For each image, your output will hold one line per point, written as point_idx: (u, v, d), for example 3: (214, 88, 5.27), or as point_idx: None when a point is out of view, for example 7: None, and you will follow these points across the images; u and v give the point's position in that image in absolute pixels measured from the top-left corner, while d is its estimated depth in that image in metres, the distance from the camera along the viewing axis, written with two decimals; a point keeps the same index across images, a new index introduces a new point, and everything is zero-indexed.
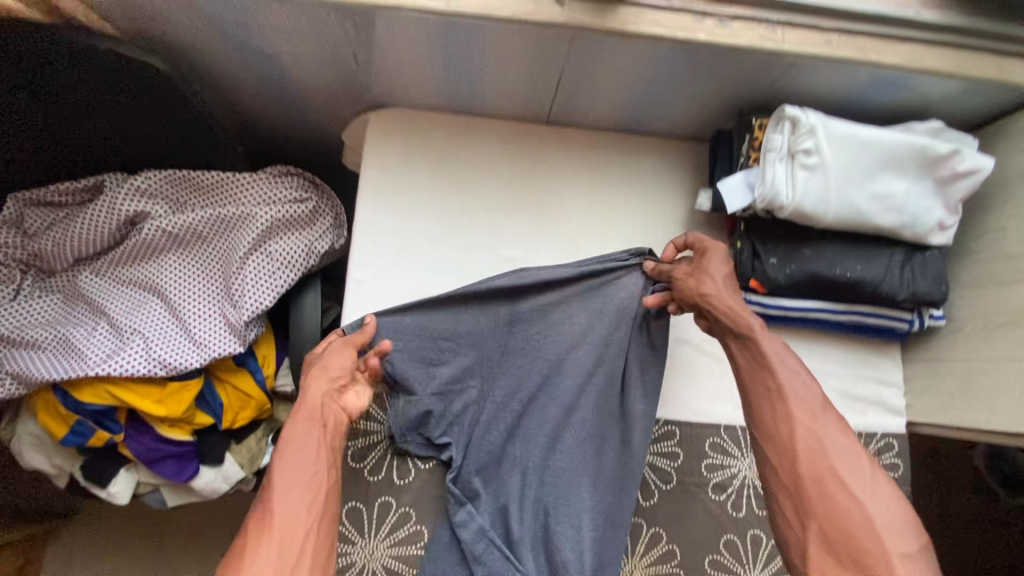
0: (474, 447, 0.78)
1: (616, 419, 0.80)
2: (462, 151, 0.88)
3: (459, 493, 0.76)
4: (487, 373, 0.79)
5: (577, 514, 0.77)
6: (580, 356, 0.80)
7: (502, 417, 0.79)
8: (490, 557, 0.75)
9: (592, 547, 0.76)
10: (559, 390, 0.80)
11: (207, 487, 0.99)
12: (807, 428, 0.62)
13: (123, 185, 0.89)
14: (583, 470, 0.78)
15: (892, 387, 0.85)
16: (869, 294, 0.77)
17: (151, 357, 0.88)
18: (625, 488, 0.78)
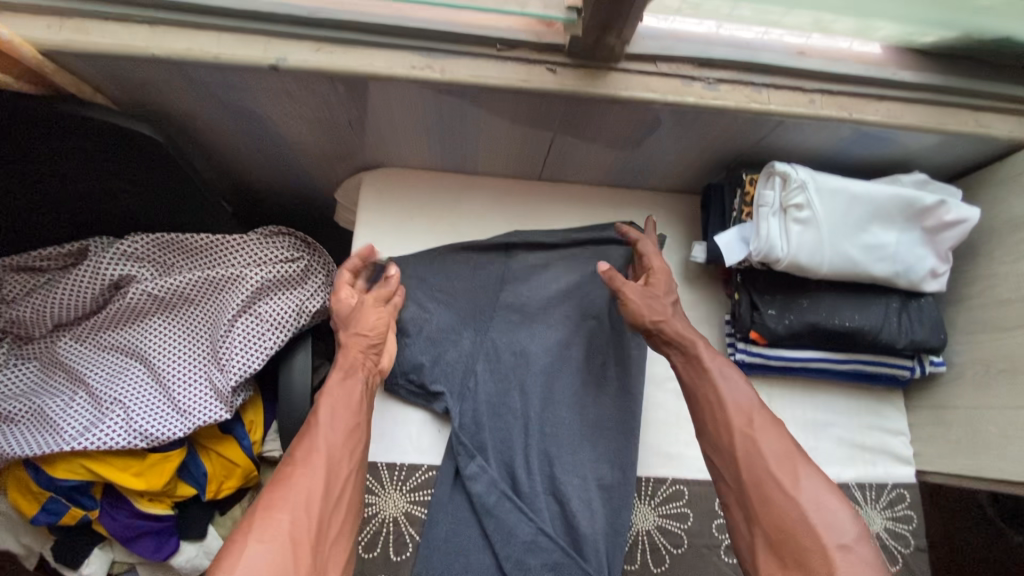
0: (473, 399, 0.77)
1: (620, 481, 0.76)
2: (453, 208, 0.87)
3: (469, 444, 0.75)
4: (479, 323, 0.81)
5: (581, 464, 0.77)
6: (575, 413, 0.79)
7: (499, 368, 0.79)
8: (501, 509, 0.73)
9: (600, 500, 0.75)
10: (556, 360, 0.81)
11: (187, 564, 0.92)
12: (742, 434, 0.63)
13: (109, 248, 0.87)
14: (584, 421, 0.79)
15: (897, 435, 0.84)
16: (869, 344, 0.77)
17: (132, 428, 0.84)
18: (620, 485, 0.76)
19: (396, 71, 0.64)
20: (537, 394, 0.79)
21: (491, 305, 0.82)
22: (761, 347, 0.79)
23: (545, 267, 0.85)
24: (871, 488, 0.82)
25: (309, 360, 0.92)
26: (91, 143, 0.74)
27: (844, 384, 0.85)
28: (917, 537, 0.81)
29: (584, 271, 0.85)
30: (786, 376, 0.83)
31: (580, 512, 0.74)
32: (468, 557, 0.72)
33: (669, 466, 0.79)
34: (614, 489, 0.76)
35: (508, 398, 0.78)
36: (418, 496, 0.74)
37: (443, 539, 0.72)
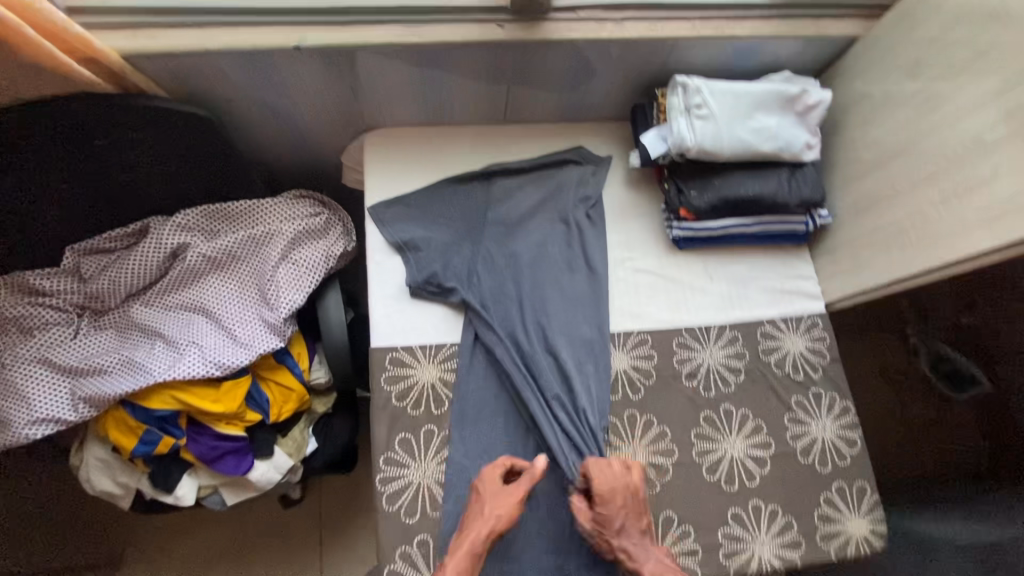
0: (477, 288, 1.00)
1: (597, 336, 1.01)
2: (439, 152, 1.09)
3: (478, 320, 0.98)
4: (473, 235, 1.03)
5: (568, 327, 1.00)
6: (559, 292, 1.02)
7: (495, 265, 1.02)
8: (511, 362, 0.96)
9: (585, 353, 0.99)
10: (537, 256, 1.04)
11: (263, 477, 1.12)
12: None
13: (166, 223, 1.07)
14: (566, 297, 1.02)
15: (808, 279, 1.08)
16: (770, 206, 1.02)
17: (207, 361, 1.04)
18: (599, 341, 1.00)
19: (386, 39, 0.88)
20: (526, 282, 1.02)
21: (481, 221, 1.04)
22: (690, 222, 1.03)
23: (517, 188, 1.08)
24: (791, 319, 1.06)
25: (339, 296, 1.14)
26: (145, 127, 0.94)
27: (762, 246, 1.10)
28: (832, 352, 1.05)
29: (550, 187, 1.08)
30: (715, 244, 1.07)
31: (569, 360, 0.97)
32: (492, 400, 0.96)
33: (634, 323, 1.03)
34: (592, 342, 1.00)
35: (505, 287, 1.01)
36: (447, 366, 0.96)
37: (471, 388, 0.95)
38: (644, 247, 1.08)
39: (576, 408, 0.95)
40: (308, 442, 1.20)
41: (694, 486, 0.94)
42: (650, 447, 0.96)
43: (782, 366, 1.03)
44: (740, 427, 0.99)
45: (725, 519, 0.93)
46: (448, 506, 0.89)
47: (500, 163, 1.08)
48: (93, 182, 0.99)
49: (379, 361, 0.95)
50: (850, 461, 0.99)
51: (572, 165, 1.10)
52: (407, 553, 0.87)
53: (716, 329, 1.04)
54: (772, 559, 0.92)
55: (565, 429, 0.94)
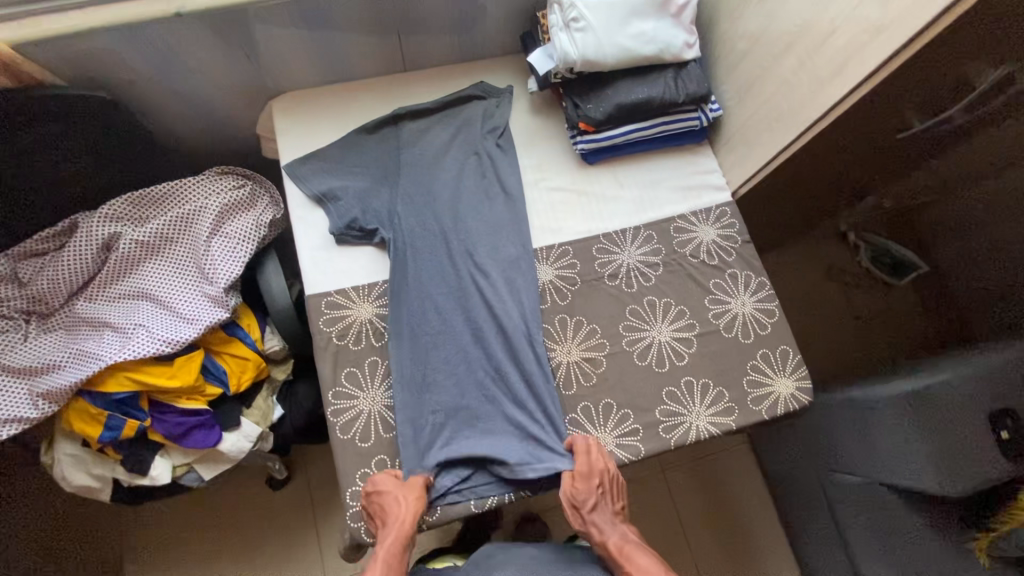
0: (398, 227, 1.04)
1: (522, 253, 1.06)
2: (347, 107, 1.13)
3: (402, 255, 1.03)
4: (389, 179, 1.08)
5: (493, 250, 1.05)
6: (481, 219, 1.07)
7: (413, 202, 1.06)
8: (440, 290, 1.02)
9: (512, 271, 1.04)
10: (453, 188, 1.08)
11: (233, 447, 1.16)
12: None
13: (94, 215, 1.10)
14: (488, 222, 1.07)
15: (712, 173, 1.15)
16: (660, 106, 1.07)
17: (155, 339, 1.08)
18: (524, 258, 1.05)
19: None
20: (447, 214, 1.06)
21: (395, 166, 1.09)
22: (591, 135, 1.09)
23: (427, 128, 1.12)
24: (701, 211, 1.13)
25: (276, 264, 1.18)
26: (58, 121, 1.00)
27: (666, 149, 1.16)
28: (743, 235, 1.12)
29: (458, 123, 1.12)
30: (621, 152, 1.13)
31: (498, 278, 1.03)
32: (425, 326, 1.00)
33: (555, 237, 1.09)
34: (517, 260, 1.05)
35: (427, 223, 1.05)
36: (382, 302, 1.01)
37: (402, 318, 0.99)
38: (556, 166, 1.13)
39: (510, 320, 1.01)
40: (274, 409, 1.25)
41: (628, 373, 1.01)
42: (582, 345, 1.02)
43: (697, 254, 1.10)
44: (665, 314, 1.05)
45: (661, 398, 1.00)
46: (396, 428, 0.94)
47: (406, 107, 1.12)
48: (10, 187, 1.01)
49: (316, 306, 0.99)
50: (770, 329, 1.07)
51: (477, 100, 1.14)
52: (368, 474, 0.93)
53: (632, 231, 1.10)
54: (709, 427, 0.99)
55: (499, 340, 1.00)
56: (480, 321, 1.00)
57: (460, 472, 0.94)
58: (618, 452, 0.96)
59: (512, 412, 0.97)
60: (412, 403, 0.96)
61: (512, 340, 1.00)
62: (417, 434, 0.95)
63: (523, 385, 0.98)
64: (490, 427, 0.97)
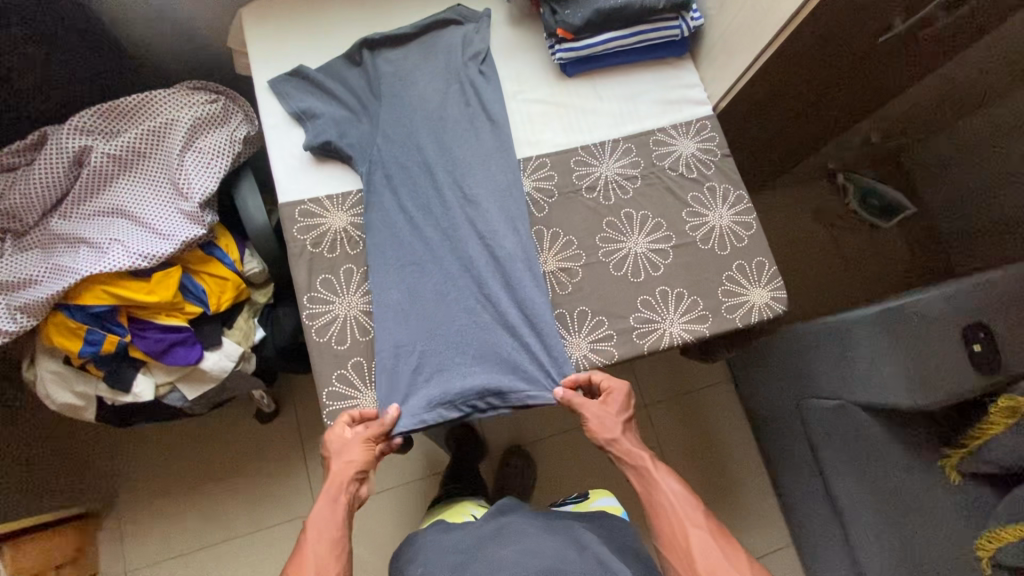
0: (377, 161, 1.00)
1: (505, 177, 1.02)
2: (318, 14, 1.09)
3: (382, 186, 1.00)
4: (367, 107, 1.02)
5: (478, 177, 1.02)
6: (465, 150, 1.03)
7: (396, 135, 1.02)
8: (424, 222, 1.00)
9: (496, 196, 1.01)
10: (435, 113, 1.03)
11: (215, 365, 1.17)
12: (691, 529, 0.87)
13: (63, 128, 1.08)
14: (471, 149, 1.03)
15: (694, 86, 1.13)
16: (641, 12, 1.04)
17: (131, 253, 1.07)
18: (513, 191, 1.02)
19: None
20: (431, 143, 1.02)
21: (373, 96, 1.03)
22: (570, 43, 1.07)
23: (402, 53, 1.06)
24: (682, 125, 1.12)
25: (252, 181, 1.16)
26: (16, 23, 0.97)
27: (647, 62, 1.14)
28: (723, 149, 1.11)
29: (437, 48, 1.06)
30: (602, 64, 1.11)
31: (490, 210, 1.00)
32: (412, 253, 0.98)
33: (534, 149, 1.07)
34: (509, 189, 1.02)
35: (410, 156, 1.01)
36: (357, 211, 1.00)
37: (387, 247, 0.98)
38: (534, 78, 1.11)
39: (500, 251, 0.99)
40: (255, 330, 1.25)
41: (604, 282, 1.01)
42: (559, 255, 1.02)
43: (676, 168, 1.09)
44: (641, 225, 1.05)
45: (636, 306, 1.01)
46: (383, 356, 0.93)
47: (383, 34, 1.05)
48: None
49: (290, 214, 0.98)
50: (747, 242, 1.07)
51: (453, 27, 1.08)
52: (344, 376, 0.93)
53: (611, 143, 1.09)
54: (682, 333, 1.00)
55: (489, 277, 0.98)
56: (472, 252, 0.98)
57: (448, 402, 0.93)
58: (591, 355, 0.97)
59: (498, 340, 0.96)
60: (399, 334, 0.95)
61: (502, 268, 0.99)
62: (401, 360, 0.94)
63: (510, 314, 0.97)
64: (479, 355, 0.96)
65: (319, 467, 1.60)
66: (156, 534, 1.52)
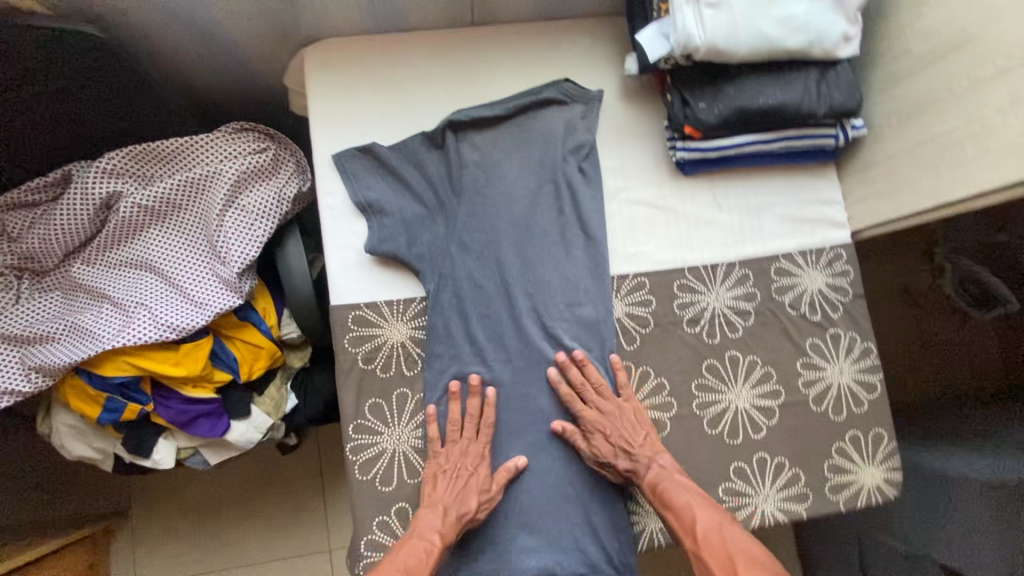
0: (448, 276, 0.86)
1: (595, 309, 0.87)
2: (393, 68, 0.90)
3: (451, 308, 0.86)
4: (444, 205, 0.87)
5: (566, 306, 0.87)
6: (551, 275, 0.87)
7: (471, 248, 0.87)
8: (495, 356, 0.85)
9: (584, 329, 0.87)
10: (521, 221, 0.88)
11: (241, 437, 1.07)
12: (705, 537, 0.74)
13: (90, 168, 0.93)
14: (558, 269, 0.88)
15: (833, 204, 0.93)
16: (793, 117, 0.84)
17: (159, 324, 0.95)
18: (602, 326, 0.87)
19: None
20: (511, 261, 0.87)
21: (450, 191, 0.87)
22: (697, 142, 0.87)
23: (492, 135, 0.89)
24: (811, 252, 0.93)
25: (300, 243, 1.01)
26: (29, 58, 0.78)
27: (783, 165, 0.93)
28: (856, 287, 0.93)
29: (534, 137, 0.89)
30: (727, 166, 0.91)
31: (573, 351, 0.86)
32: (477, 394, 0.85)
33: (632, 265, 0.90)
34: (597, 323, 0.87)
35: (486, 273, 0.87)
36: (418, 323, 0.86)
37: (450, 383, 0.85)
38: (642, 173, 0.92)
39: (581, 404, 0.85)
40: (287, 399, 1.13)
41: (694, 441, 0.87)
42: (646, 402, 0.87)
43: (797, 306, 0.91)
44: (747, 375, 0.89)
45: (727, 474, 0.86)
46: None
47: (469, 112, 0.88)
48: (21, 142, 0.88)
49: (341, 319, 0.84)
50: (867, 407, 0.90)
51: (554, 109, 0.90)
52: (385, 522, 0.82)
53: (724, 267, 0.91)
54: (776, 513, 0.86)
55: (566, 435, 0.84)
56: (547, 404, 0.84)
57: None
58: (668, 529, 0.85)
59: (567, 515, 0.83)
60: None
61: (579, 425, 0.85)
62: None
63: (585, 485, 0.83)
64: (540, 529, 0.83)
65: (337, 509, 1.53)
66: (164, 553, 1.48)
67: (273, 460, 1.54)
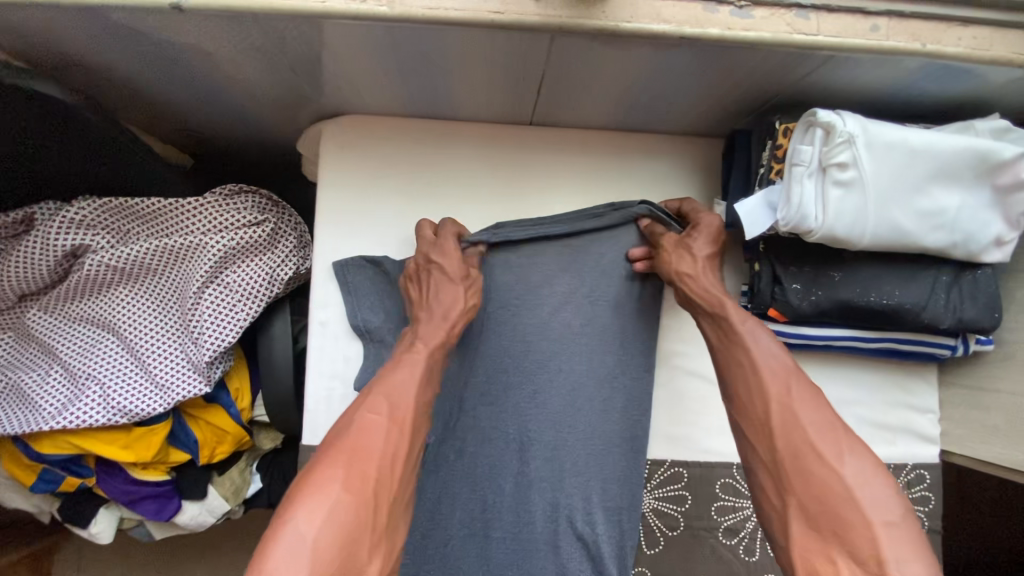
0: (450, 432, 0.71)
1: (618, 500, 0.72)
2: (427, 167, 0.75)
3: (447, 471, 0.71)
4: (461, 344, 0.72)
5: (586, 490, 0.71)
6: (573, 450, 0.72)
7: (484, 404, 0.72)
8: (489, 539, 0.71)
9: (602, 523, 0.71)
10: (548, 381, 0.72)
11: (191, 522, 0.94)
12: (778, 400, 0.54)
13: (55, 216, 0.78)
14: (582, 444, 0.72)
15: (926, 414, 0.77)
16: (907, 323, 0.67)
17: (110, 405, 0.81)
18: (624, 523, 0.72)
19: (331, 5, 0.50)
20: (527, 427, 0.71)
21: (469, 329, 0.72)
22: (780, 324, 0.70)
23: (529, 264, 0.73)
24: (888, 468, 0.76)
25: (289, 328, 0.86)
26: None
27: (872, 359, 0.76)
28: (933, 518, 0.77)
29: (582, 277, 0.73)
30: (808, 351, 0.75)
31: (582, 549, 0.71)
32: None
33: (671, 450, 0.75)
34: (618, 517, 0.72)
35: (495, 435, 0.72)
36: None
37: (430, 563, 0.70)
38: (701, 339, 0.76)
39: None
40: (249, 482, 1.00)
41: None
42: None
43: None
44: None
45: None
46: None
47: (511, 228, 0.72)
48: None
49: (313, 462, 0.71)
50: None
51: (611, 245, 0.73)
52: None
53: None
54: None
55: None
56: None
57: None
58: None
59: None
60: None
61: None
62: None
63: None
64: None
65: None
66: None
67: (225, 528, 1.28)
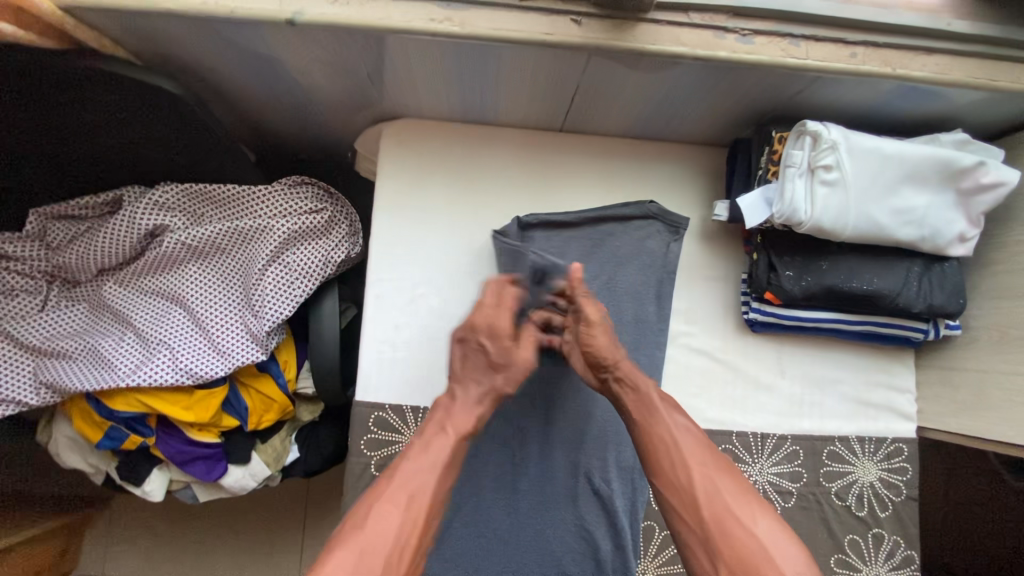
0: None
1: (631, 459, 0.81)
2: (469, 165, 0.87)
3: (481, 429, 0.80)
4: None
5: (603, 449, 0.81)
6: (592, 413, 0.81)
7: None
8: (517, 490, 0.80)
9: (617, 479, 0.81)
10: None
11: (236, 484, 1.02)
12: (700, 473, 0.64)
13: (141, 199, 0.89)
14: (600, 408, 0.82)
15: (905, 393, 0.86)
16: (886, 307, 0.77)
17: (177, 367, 0.91)
18: (637, 480, 0.81)
19: (414, 24, 0.62)
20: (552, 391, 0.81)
21: None
22: (775, 307, 0.80)
23: (558, 250, 0.84)
24: (871, 441, 0.86)
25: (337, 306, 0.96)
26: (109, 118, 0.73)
27: (857, 343, 0.87)
28: (911, 488, 0.86)
29: (604, 262, 0.84)
30: (801, 334, 0.85)
31: (598, 502, 0.80)
32: (489, 526, 0.79)
33: None
34: (631, 475, 0.81)
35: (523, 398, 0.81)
36: None
37: (464, 511, 0.79)
38: (706, 321, 0.86)
39: (597, 558, 0.79)
40: (288, 451, 1.08)
41: None
42: (662, 566, 0.83)
43: (845, 496, 0.85)
44: None
45: None
46: None
47: (543, 218, 0.83)
48: (81, 172, 0.85)
49: (363, 417, 0.81)
50: None
51: (628, 236, 0.84)
52: None
53: (775, 439, 0.84)
54: None
55: None
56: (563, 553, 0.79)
57: None
58: None
59: None
60: None
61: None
62: None
63: None
64: None
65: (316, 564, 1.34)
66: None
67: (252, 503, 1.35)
